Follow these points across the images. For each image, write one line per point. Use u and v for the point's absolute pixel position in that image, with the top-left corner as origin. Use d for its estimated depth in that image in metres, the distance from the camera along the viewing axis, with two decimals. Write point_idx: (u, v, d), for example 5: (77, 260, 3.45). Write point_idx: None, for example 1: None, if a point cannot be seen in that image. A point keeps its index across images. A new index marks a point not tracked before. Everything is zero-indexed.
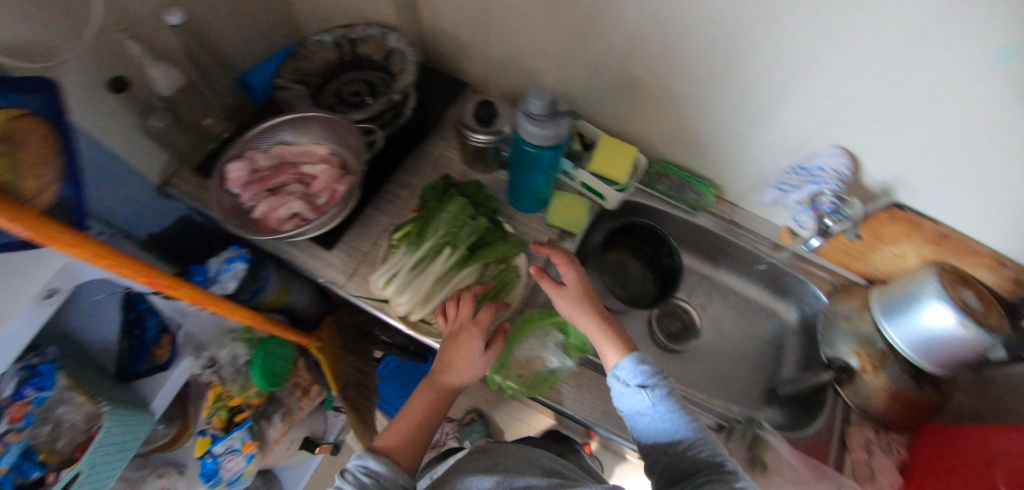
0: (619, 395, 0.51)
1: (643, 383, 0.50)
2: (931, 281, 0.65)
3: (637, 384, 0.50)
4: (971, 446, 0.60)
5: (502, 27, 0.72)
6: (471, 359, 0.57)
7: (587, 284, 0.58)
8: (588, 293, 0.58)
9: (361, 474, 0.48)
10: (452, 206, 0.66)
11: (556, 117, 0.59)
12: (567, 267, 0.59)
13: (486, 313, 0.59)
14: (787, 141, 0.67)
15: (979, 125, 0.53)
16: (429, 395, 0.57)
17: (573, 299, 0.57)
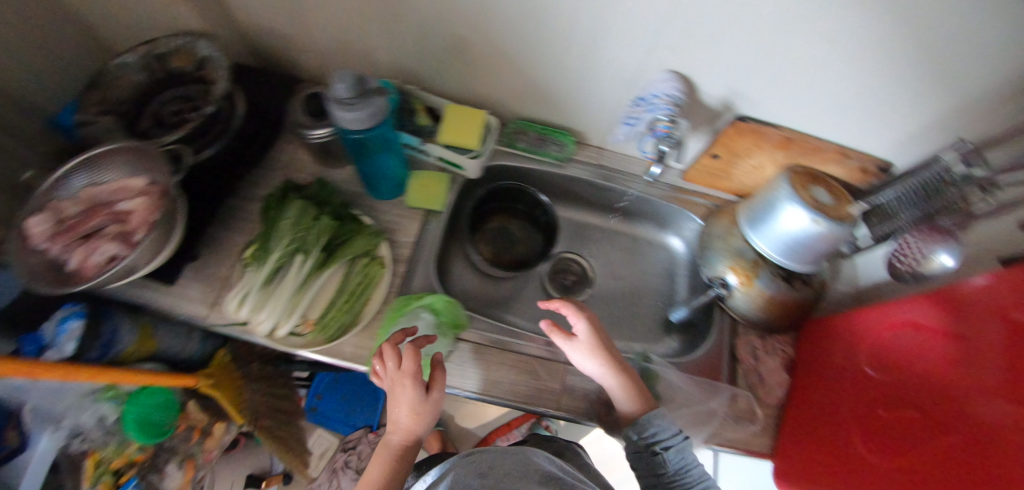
0: (637, 456, 0.57)
1: (667, 444, 0.55)
2: (782, 183, 0.66)
3: (659, 446, 0.55)
4: (850, 339, 0.64)
5: (313, 11, 0.67)
6: (412, 409, 0.55)
7: (596, 328, 0.60)
8: (599, 340, 0.59)
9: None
10: (291, 210, 0.63)
11: (365, 97, 0.57)
12: (577, 317, 0.59)
13: (408, 360, 0.54)
14: (625, 76, 0.66)
15: (781, 17, 0.53)
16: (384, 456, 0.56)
17: (588, 349, 0.59)
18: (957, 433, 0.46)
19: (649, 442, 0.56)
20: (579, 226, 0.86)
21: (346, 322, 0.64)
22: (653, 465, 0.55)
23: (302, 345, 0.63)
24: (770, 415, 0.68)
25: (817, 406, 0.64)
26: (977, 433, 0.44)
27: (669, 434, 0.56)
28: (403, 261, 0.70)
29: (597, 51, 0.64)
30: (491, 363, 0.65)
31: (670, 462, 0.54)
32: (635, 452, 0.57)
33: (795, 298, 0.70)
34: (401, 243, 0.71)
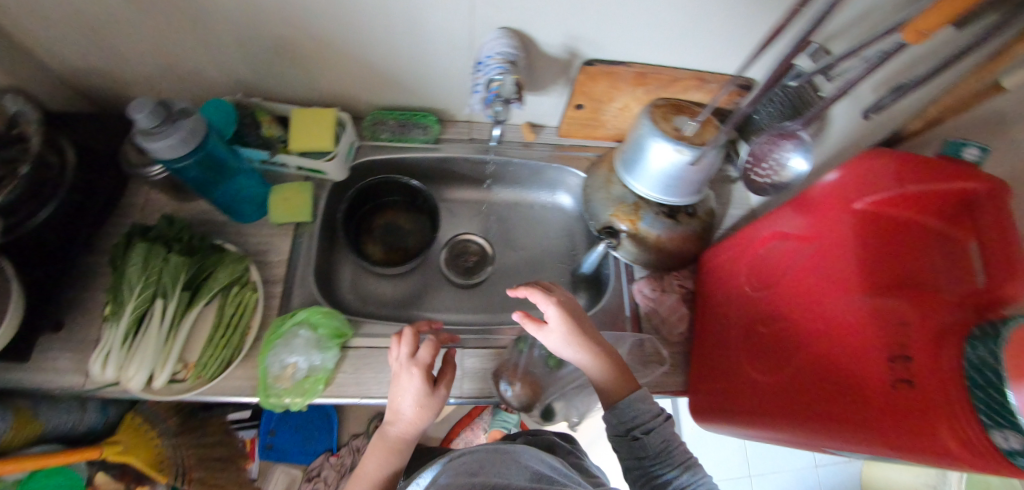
0: (619, 442, 0.53)
1: (647, 428, 0.52)
2: (645, 121, 0.65)
3: (637, 429, 0.52)
4: (721, 257, 0.65)
5: (115, 39, 0.62)
6: (413, 400, 0.55)
7: (573, 311, 0.56)
8: (574, 323, 0.55)
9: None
10: (136, 256, 0.59)
11: (172, 122, 0.54)
12: (546, 304, 0.55)
13: (427, 350, 0.55)
14: (464, 44, 0.64)
15: None
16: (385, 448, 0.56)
17: (564, 335, 0.55)
18: (809, 330, 0.49)
19: (626, 426, 0.52)
20: (471, 205, 0.85)
21: (226, 358, 0.61)
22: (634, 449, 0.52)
23: (184, 391, 0.60)
24: (677, 352, 0.69)
25: (702, 328, 0.66)
26: (829, 328, 0.47)
27: (649, 419, 0.52)
28: (279, 282, 0.67)
29: (425, 24, 0.61)
30: (385, 364, 0.64)
31: (651, 444, 0.51)
32: (617, 437, 0.53)
33: (681, 232, 0.70)
34: (276, 263, 0.68)
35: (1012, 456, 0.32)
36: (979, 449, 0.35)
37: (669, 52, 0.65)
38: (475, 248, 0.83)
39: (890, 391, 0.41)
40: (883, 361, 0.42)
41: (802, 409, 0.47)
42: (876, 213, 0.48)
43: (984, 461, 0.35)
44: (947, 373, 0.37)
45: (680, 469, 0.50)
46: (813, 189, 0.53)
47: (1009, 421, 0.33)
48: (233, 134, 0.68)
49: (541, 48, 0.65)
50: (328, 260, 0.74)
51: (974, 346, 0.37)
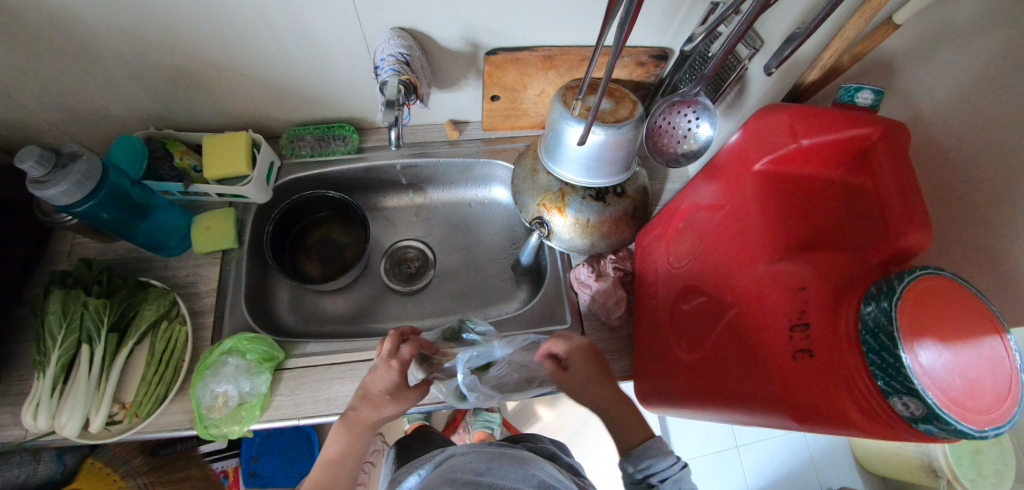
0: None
1: (663, 475, 0.46)
2: (556, 106, 0.61)
3: (653, 477, 0.46)
4: (652, 236, 0.65)
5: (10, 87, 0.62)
6: (388, 394, 0.52)
7: (593, 360, 0.55)
8: (593, 372, 0.53)
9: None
10: (54, 304, 0.59)
11: (62, 168, 0.54)
12: (569, 350, 0.55)
13: (411, 346, 0.55)
14: (358, 49, 0.63)
15: None
16: (345, 437, 0.51)
17: (580, 382, 0.53)
18: (725, 304, 0.48)
19: (643, 474, 0.47)
20: (407, 211, 0.84)
21: (161, 393, 0.60)
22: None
23: (122, 431, 0.60)
24: (619, 335, 0.68)
25: (639, 309, 0.66)
26: (740, 300, 0.46)
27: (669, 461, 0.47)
28: (209, 312, 0.67)
29: (313, 34, 0.60)
30: (321, 382, 0.63)
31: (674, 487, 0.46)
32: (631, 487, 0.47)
33: (611, 214, 0.68)
34: (206, 293, 0.68)
35: (915, 423, 0.32)
36: (880, 415, 0.34)
37: (568, 32, 0.64)
38: (414, 253, 0.82)
39: (794, 361, 0.40)
40: (788, 330, 0.41)
41: (721, 385, 0.47)
42: (776, 172, 0.46)
43: (888, 426, 0.34)
44: (845, 338, 0.36)
45: None
46: (720, 153, 0.52)
47: (903, 386, 0.32)
48: (145, 171, 0.67)
49: (440, 43, 0.64)
50: (261, 283, 0.74)
51: (868, 306, 0.35)
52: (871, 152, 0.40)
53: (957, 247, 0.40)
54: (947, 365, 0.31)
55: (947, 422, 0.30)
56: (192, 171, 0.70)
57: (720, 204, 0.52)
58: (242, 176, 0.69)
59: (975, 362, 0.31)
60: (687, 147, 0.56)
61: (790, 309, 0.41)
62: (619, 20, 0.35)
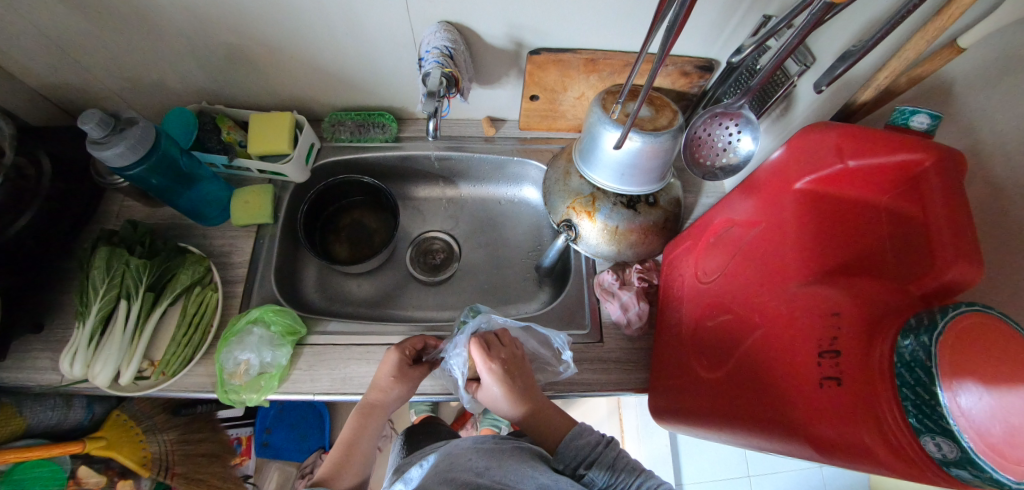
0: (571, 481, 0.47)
1: (591, 463, 0.46)
2: (594, 110, 0.61)
3: (584, 466, 0.47)
4: (680, 247, 0.64)
5: (82, 53, 0.67)
6: (389, 380, 0.58)
7: (512, 373, 0.54)
8: (510, 387, 0.53)
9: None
10: (98, 260, 0.62)
11: (121, 132, 0.57)
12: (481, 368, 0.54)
13: (416, 338, 0.62)
14: (404, 39, 0.65)
15: None
16: (358, 418, 0.57)
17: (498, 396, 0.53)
18: (750, 324, 0.47)
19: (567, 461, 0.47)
20: (436, 203, 0.85)
21: (187, 355, 0.63)
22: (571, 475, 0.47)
23: (148, 386, 0.63)
24: (638, 347, 0.68)
25: (661, 321, 0.65)
26: (767, 320, 0.45)
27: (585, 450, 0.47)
28: (240, 282, 0.69)
29: (362, 22, 0.62)
30: (339, 361, 0.65)
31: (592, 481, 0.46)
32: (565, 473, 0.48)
33: (640, 223, 0.67)
34: (239, 264, 0.70)
35: (947, 466, 0.30)
36: (909, 455, 0.32)
37: (612, 36, 0.64)
38: (439, 245, 0.83)
39: (819, 389, 0.39)
40: (815, 356, 0.40)
41: (739, 406, 0.46)
42: (819, 193, 0.45)
43: (917, 468, 0.32)
44: (877, 370, 0.35)
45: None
46: (759, 169, 0.51)
47: (937, 426, 0.30)
48: (194, 143, 0.71)
49: (484, 39, 0.65)
50: (291, 260, 0.76)
51: (905, 339, 0.33)
52: (922, 180, 0.39)
53: (1008, 290, 0.38)
54: (992, 410, 0.29)
55: (981, 469, 0.28)
56: (237, 146, 0.73)
57: (754, 222, 0.51)
58: (283, 155, 0.71)
59: (1022, 409, 0.28)
60: (725, 161, 0.55)
61: (819, 336, 0.40)
62: (666, 25, 0.35)
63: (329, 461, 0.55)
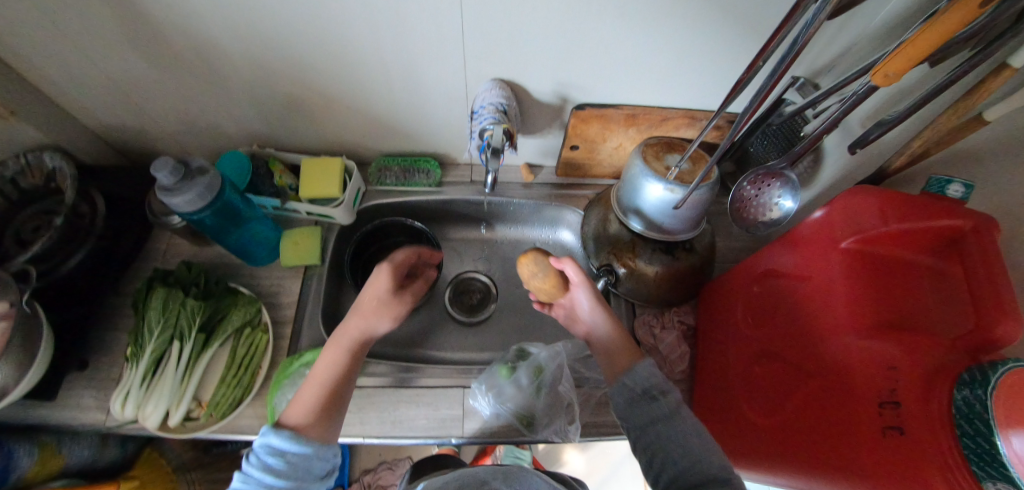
0: (638, 405, 0.52)
1: (665, 391, 0.52)
2: (636, 162, 0.66)
3: (656, 391, 0.52)
4: (719, 290, 0.67)
5: (144, 98, 0.70)
6: (387, 306, 0.58)
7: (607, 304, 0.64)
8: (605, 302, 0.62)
9: (265, 456, 0.47)
10: (155, 301, 0.63)
11: (189, 180, 0.60)
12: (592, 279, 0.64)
13: (404, 252, 0.64)
14: (455, 94, 0.70)
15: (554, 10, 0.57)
16: (340, 350, 0.56)
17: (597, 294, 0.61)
18: (803, 373, 0.50)
19: (647, 388, 0.52)
20: (473, 244, 0.88)
21: (237, 397, 0.63)
22: (650, 413, 0.50)
23: (197, 428, 0.62)
24: (679, 389, 0.70)
25: (702, 364, 0.67)
26: (822, 371, 0.48)
27: (675, 392, 0.52)
28: (288, 323, 0.71)
29: (419, 77, 0.67)
30: (389, 403, 0.66)
31: (676, 418, 0.49)
32: (634, 401, 0.52)
33: (678, 267, 0.71)
34: (286, 305, 0.72)
35: None
36: None
37: (649, 94, 0.69)
38: (478, 285, 0.85)
39: (883, 437, 0.41)
40: (876, 407, 0.42)
41: (800, 451, 0.48)
42: (861, 251, 0.48)
43: None
44: (938, 422, 0.38)
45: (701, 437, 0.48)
46: (800, 226, 0.54)
47: (998, 473, 0.33)
48: (247, 185, 0.73)
49: (532, 94, 0.70)
50: (336, 299, 0.77)
51: (960, 392, 0.37)
52: (962, 244, 0.43)
53: None
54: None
55: None
56: (288, 189, 0.75)
57: (797, 274, 0.54)
58: (332, 198, 0.74)
59: None
60: (768, 216, 0.59)
61: (878, 387, 0.42)
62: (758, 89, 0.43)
63: (300, 394, 0.53)
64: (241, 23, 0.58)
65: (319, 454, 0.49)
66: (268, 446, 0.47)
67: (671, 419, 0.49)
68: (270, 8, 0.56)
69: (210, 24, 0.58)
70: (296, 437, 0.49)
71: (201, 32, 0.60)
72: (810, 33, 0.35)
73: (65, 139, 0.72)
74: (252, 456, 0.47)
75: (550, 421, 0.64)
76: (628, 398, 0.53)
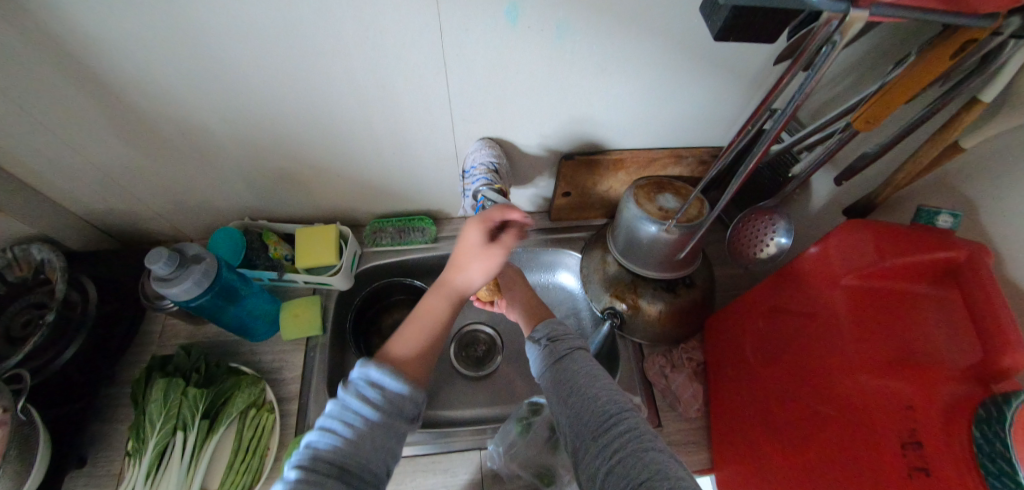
0: (536, 355, 0.54)
1: (557, 339, 0.55)
2: (628, 205, 0.67)
3: (548, 340, 0.55)
4: (726, 325, 0.68)
5: (134, 183, 0.70)
6: (474, 262, 0.52)
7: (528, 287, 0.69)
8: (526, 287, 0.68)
9: (365, 387, 0.44)
10: (155, 393, 0.61)
11: (184, 268, 0.59)
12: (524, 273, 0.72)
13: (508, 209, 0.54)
14: (445, 154, 0.71)
15: (537, 74, 0.59)
16: (440, 301, 0.52)
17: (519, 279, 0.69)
18: (820, 411, 0.50)
19: (548, 337, 0.55)
20: None
21: (247, 483, 0.61)
22: (548, 358, 0.53)
23: None
24: (696, 428, 0.69)
25: (717, 401, 0.67)
26: (839, 410, 0.48)
27: (572, 339, 0.54)
28: (293, 399, 0.69)
29: (410, 143, 0.68)
30: (404, 475, 0.64)
31: (568, 361, 0.52)
32: (536, 354, 0.55)
33: (681, 304, 0.71)
34: (291, 380, 0.70)
35: None
36: None
37: (635, 139, 0.71)
38: (483, 336, 0.85)
39: (908, 478, 0.40)
40: (898, 447, 0.42)
41: None
42: (864, 288, 0.49)
43: None
44: (960, 459, 0.38)
45: (591, 384, 0.49)
46: (800, 262, 0.56)
47: None
48: (242, 261, 0.73)
49: (520, 148, 0.72)
50: (340, 367, 0.76)
51: (981, 430, 0.37)
52: (960, 273, 0.44)
53: None
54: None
55: None
56: (284, 260, 0.75)
57: (805, 309, 0.55)
58: (330, 266, 0.74)
59: None
60: (766, 252, 0.60)
61: (898, 427, 0.42)
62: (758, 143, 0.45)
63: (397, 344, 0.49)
64: (236, 106, 0.60)
65: (413, 395, 0.45)
66: (367, 377, 0.44)
67: (566, 360, 0.52)
68: (265, 90, 0.58)
69: (205, 108, 0.60)
70: (393, 373, 0.45)
71: (195, 117, 0.61)
72: (801, 99, 0.37)
73: (55, 230, 0.71)
74: (354, 386, 0.44)
75: (567, 481, 0.63)
76: (536, 354, 0.55)
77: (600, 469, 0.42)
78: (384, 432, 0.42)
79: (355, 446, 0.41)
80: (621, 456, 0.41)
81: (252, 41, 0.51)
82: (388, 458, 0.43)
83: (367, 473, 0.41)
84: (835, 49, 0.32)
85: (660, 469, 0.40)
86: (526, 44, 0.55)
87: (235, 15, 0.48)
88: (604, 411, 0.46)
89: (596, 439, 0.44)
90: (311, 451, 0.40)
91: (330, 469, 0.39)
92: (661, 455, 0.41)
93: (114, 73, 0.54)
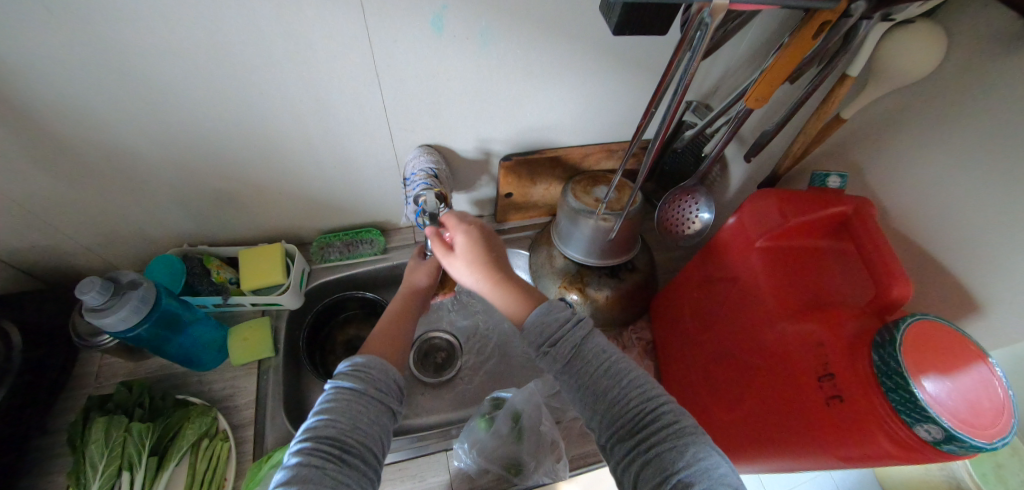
0: (542, 357, 0.52)
1: (560, 336, 0.51)
2: (567, 199, 0.71)
3: (546, 342, 0.52)
4: (668, 302, 0.73)
5: (55, 217, 0.66)
6: (424, 268, 0.69)
7: (480, 250, 0.59)
8: (478, 252, 0.59)
9: (352, 372, 0.47)
10: (96, 433, 0.56)
11: (121, 296, 0.56)
12: (459, 232, 0.60)
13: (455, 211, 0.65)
14: (388, 165, 0.73)
15: (470, 83, 0.63)
16: (405, 301, 0.65)
17: (465, 258, 0.59)
18: (752, 362, 0.54)
19: (546, 340, 0.52)
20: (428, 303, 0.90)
21: None
22: (558, 360, 0.51)
23: None
24: None
25: (670, 376, 0.71)
26: (766, 358, 0.52)
27: (571, 331, 0.51)
28: (249, 424, 0.66)
29: (350, 157, 0.70)
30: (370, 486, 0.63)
31: (579, 360, 0.50)
32: (541, 355, 0.52)
33: (625, 287, 0.76)
34: (245, 406, 0.68)
35: (938, 444, 0.37)
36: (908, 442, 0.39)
37: (566, 136, 0.76)
38: (441, 342, 0.86)
39: (828, 406, 0.45)
40: (817, 381, 0.46)
41: (767, 435, 0.51)
42: (774, 248, 0.54)
43: (919, 452, 0.39)
44: (867, 383, 0.42)
45: (611, 379, 0.48)
46: (721, 233, 0.61)
47: (922, 415, 0.37)
48: (183, 288, 0.71)
49: (458, 153, 0.75)
50: (296, 388, 0.74)
51: (876, 354, 0.42)
52: (851, 224, 0.49)
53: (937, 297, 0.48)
54: (950, 391, 0.38)
55: (963, 440, 0.35)
56: (228, 283, 0.73)
57: (730, 275, 0.59)
58: (277, 285, 0.73)
59: (971, 387, 0.38)
60: (692, 228, 0.65)
61: (814, 364, 0.47)
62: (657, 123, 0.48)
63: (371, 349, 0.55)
64: (167, 128, 0.59)
65: (393, 375, 0.50)
66: (351, 365, 0.48)
67: (577, 360, 0.50)
68: (197, 111, 0.58)
69: (135, 132, 0.58)
70: (374, 357, 0.49)
71: (123, 142, 0.59)
72: (687, 80, 0.42)
73: None
74: (339, 376, 0.47)
75: (536, 467, 0.64)
76: (541, 359, 0.52)
77: (634, 467, 0.43)
78: (376, 411, 0.46)
79: (351, 424, 0.43)
80: (660, 451, 0.42)
81: (184, 62, 0.52)
82: (381, 434, 0.45)
83: (367, 450, 0.43)
84: (706, 32, 0.37)
85: (707, 468, 0.40)
86: (456, 55, 0.59)
87: (166, 39, 0.49)
88: (635, 412, 0.45)
89: (630, 435, 0.44)
90: (308, 434, 0.42)
91: (329, 446, 0.41)
92: (704, 450, 0.41)
93: (30, 100, 0.51)
